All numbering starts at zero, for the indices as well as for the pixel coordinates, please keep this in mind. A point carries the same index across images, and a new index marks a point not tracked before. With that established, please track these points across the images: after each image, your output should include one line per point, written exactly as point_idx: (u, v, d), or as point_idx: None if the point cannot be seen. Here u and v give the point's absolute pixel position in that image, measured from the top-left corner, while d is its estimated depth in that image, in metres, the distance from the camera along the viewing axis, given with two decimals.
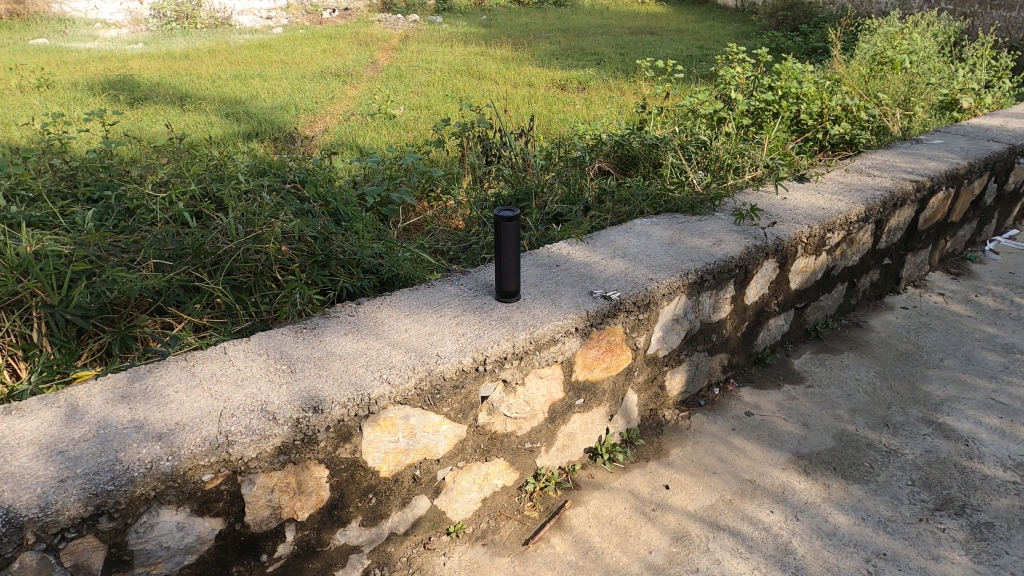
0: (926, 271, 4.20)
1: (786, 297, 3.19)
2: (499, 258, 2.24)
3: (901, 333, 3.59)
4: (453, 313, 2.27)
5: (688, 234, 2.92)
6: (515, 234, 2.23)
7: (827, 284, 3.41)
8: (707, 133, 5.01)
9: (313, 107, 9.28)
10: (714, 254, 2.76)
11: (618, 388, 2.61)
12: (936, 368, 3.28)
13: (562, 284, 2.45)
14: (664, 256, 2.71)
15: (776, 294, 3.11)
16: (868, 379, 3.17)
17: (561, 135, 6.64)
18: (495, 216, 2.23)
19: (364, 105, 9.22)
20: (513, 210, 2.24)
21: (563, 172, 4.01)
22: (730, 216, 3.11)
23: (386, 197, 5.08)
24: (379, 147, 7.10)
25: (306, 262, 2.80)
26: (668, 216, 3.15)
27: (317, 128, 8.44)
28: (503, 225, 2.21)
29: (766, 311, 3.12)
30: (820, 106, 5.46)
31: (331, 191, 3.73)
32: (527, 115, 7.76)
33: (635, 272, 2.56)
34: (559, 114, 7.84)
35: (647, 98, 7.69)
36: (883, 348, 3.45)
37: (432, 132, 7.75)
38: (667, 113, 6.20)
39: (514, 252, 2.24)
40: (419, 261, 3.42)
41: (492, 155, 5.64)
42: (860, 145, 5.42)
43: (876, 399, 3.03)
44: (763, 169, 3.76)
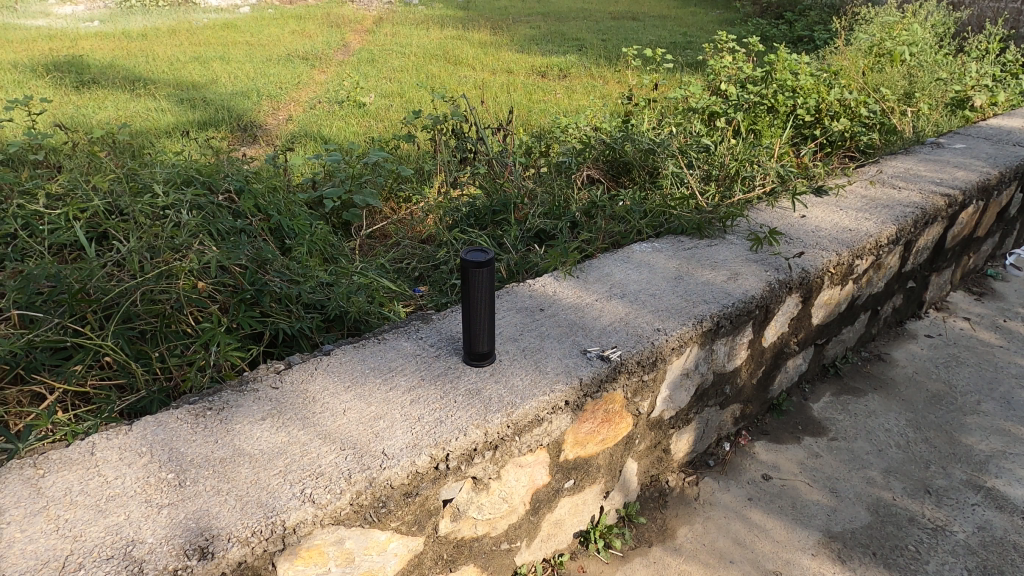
0: (948, 292, 3.78)
1: (807, 334, 2.73)
2: (469, 313, 1.72)
3: (929, 369, 3.16)
4: (408, 383, 1.75)
5: (697, 266, 2.43)
6: (488, 283, 1.71)
7: (851, 316, 2.95)
8: (704, 133, 4.52)
9: (277, 93, 8.61)
10: (731, 292, 2.27)
11: (615, 460, 2.13)
12: (974, 414, 2.86)
13: (547, 339, 1.96)
14: (671, 295, 2.22)
15: (796, 332, 2.65)
16: (900, 431, 2.74)
17: (542, 128, 6.09)
18: (462, 260, 1.70)
19: (332, 91, 8.58)
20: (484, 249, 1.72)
21: (546, 179, 3.49)
22: (745, 240, 2.63)
23: (347, 200, 4.51)
24: (346, 139, 6.49)
25: (231, 301, 2.27)
26: (672, 239, 2.66)
27: (280, 117, 7.79)
28: (473, 272, 1.68)
29: (785, 352, 2.66)
30: (824, 102, 5.01)
31: (273, 203, 3.16)
32: (504, 105, 7.19)
33: (637, 320, 2.07)
34: (540, 104, 7.28)
35: (633, 88, 7.18)
36: (911, 388, 3.02)
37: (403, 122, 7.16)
38: (656, 106, 5.69)
39: (488, 304, 1.73)
40: (377, 287, 2.89)
41: (467, 152, 5.10)
42: (864, 145, 4.99)
43: (911, 457, 2.60)
44: (775, 179, 3.28)
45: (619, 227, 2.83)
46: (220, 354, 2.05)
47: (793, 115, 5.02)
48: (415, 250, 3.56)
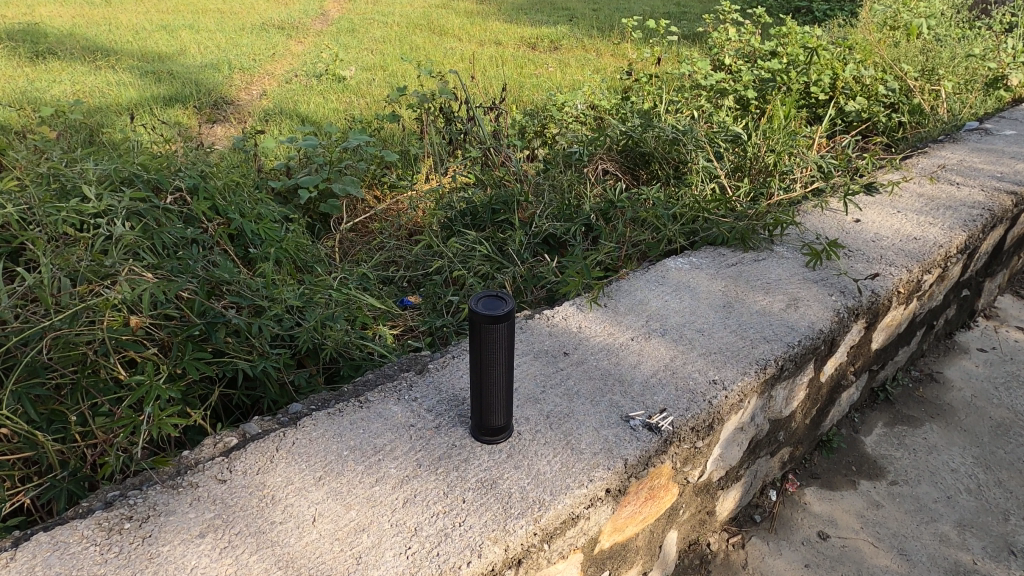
0: (996, 296, 3.38)
1: (865, 362, 2.33)
2: (482, 379, 1.29)
3: (989, 391, 2.79)
4: (401, 473, 1.32)
5: (748, 290, 2.01)
6: (507, 340, 1.28)
7: (909, 335, 2.56)
8: (719, 115, 4.05)
9: (250, 65, 7.97)
10: (793, 325, 1.86)
11: (656, 536, 1.72)
12: None
13: (577, 398, 1.53)
14: (723, 331, 1.80)
15: (855, 361, 2.25)
16: (968, 472, 2.37)
17: (537, 106, 5.59)
18: (470, 311, 1.26)
19: (309, 63, 7.96)
20: (500, 294, 1.29)
21: (553, 171, 3.03)
22: (799, 254, 2.20)
23: (324, 190, 4.02)
24: (323, 118, 5.94)
25: (176, 339, 1.82)
26: (711, 253, 2.24)
27: (254, 92, 7.18)
28: (488, 328, 1.25)
29: (842, 384, 2.26)
30: (838, 79, 4.55)
31: (235, 203, 2.67)
32: (493, 81, 6.63)
33: (687, 368, 1.65)
34: (532, 79, 6.76)
35: (634, 62, 6.68)
36: (973, 415, 2.65)
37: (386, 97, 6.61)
38: (661, 82, 5.20)
39: (506, 367, 1.31)
40: (359, 307, 2.44)
41: (457, 135, 4.61)
42: (888, 127, 4.58)
43: (986, 507, 2.24)
44: (818, 175, 2.85)
45: (645, 235, 2.39)
46: (153, 423, 1.57)
47: (806, 94, 4.57)
48: (403, 254, 3.10)
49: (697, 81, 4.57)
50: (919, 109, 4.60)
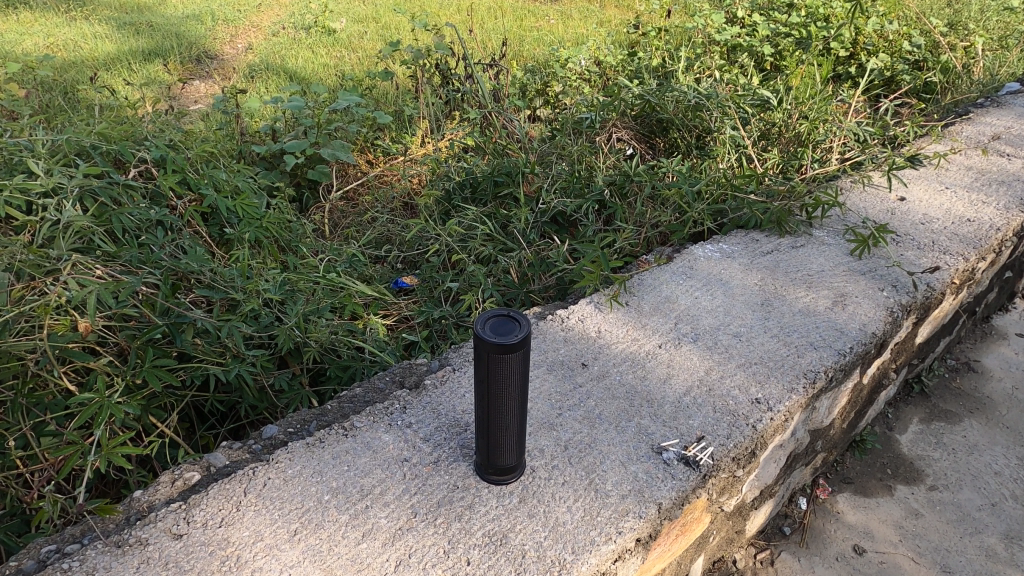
0: None
1: (908, 357, 2.11)
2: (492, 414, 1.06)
3: None
4: (392, 525, 1.10)
5: (788, 284, 1.77)
6: (520, 370, 1.05)
7: (952, 325, 2.33)
8: (738, 74, 3.72)
9: (234, 15, 7.49)
10: (843, 328, 1.62)
11: (683, 567, 1.53)
12: None
13: (599, 424, 1.30)
14: (764, 336, 1.57)
15: (899, 358, 2.03)
16: (1014, 477, 2.18)
17: (539, 62, 5.22)
18: (476, 336, 1.02)
19: (297, 14, 7.49)
20: (513, 312, 1.04)
21: (561, 139, 2.74)
22: (842, 240, 1.95)
23: (312, 155, 3.72)
24: (312, 74, 5.56)
25: (132, 343, 1.58)
26: (743, 238, 1.99)
27: (239, 45, 6.75)
28: (501, 358, 1.01)
29: (883, 384, 2.04)
30: (863, 34, 4.18)
31: (208, 176, 2.39)
32: (492, 35, 6.21)
33: (726, 384, 1.42)
34: (533, 32, 6.34)
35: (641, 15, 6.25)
36: (1016, 411, 2.44)
37: (379, 51, 6.20)
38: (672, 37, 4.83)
39: (520, 400, 1.08)
40: (348, 295, 2.20)
41: (454, 95, 4.28)
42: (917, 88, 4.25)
43: None
44: (855, 145, 2.57)
45: (667, 216, 2.13)
46: (102, 455, 1.33)
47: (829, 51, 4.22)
48: (397, 230, 2.84)
49: (713, 36, 4.22)
50: (950, 67, 4.22)
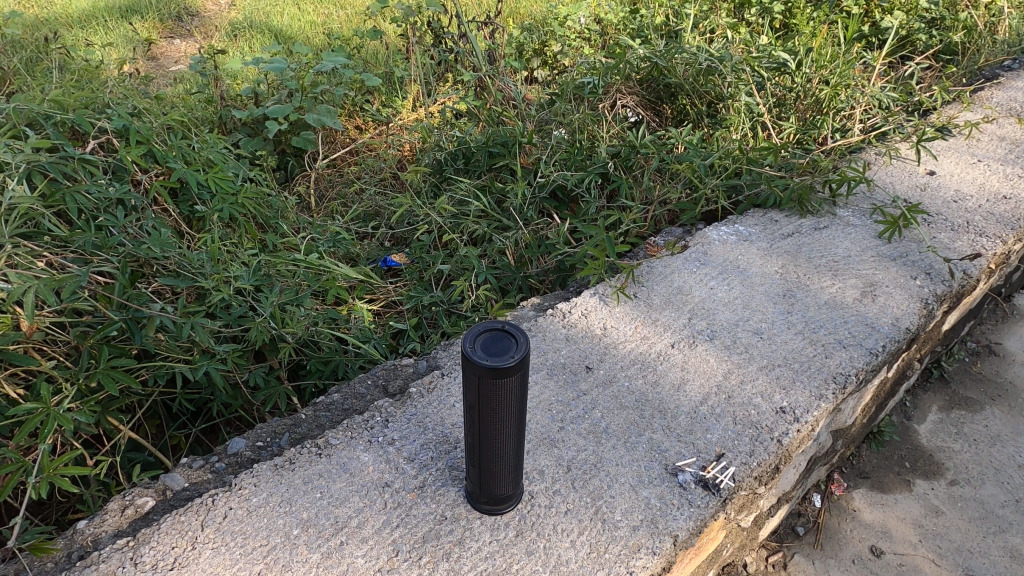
0: None
1: (934, 346, 1.96)
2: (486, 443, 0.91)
3: None
4: (370, 566, 0.96)
5: (811, 271, 1.61)
6: (517, 394, 0.89)
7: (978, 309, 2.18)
8: (749, 33, 3.47)
9: None
10: (874, 322, 1.47)
11: None
12: None
13: (606, 440, 1.16)
14: (787, 332, 1.41)
15: (925, 348, 1.88)
16: None
17: (537, 19, 4.92)
18: (465, 359, 0.85)
19: None
20: (509, 326, 0.88)
21: (561, 105, 2.53)
22: (870, 221, 1.79)
23: (296, 121, 3.51)
24: (298, 31, 5.26)
25: (83, 342, 1.42)
26: (761, 218, 1.81)
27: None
28: (496, 383, 0.85)
29: (906, 375, 1.90)
30: None
31: (178, 146, 2.20)
32: None
33: (747, 391, 1.27)
34: None
35: None
36: None
37: (369, 7, 5.88)
38: None
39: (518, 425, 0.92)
40: (330, 278, 2.04)
41: (447, 55, 4.02)
42: None
43: None
44: (879, 112, 2.38)
45: (677, 193, 1.96)
46: (43, 475, 1.20)
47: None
48: (386, 204, 2.65)
49: None
50: None
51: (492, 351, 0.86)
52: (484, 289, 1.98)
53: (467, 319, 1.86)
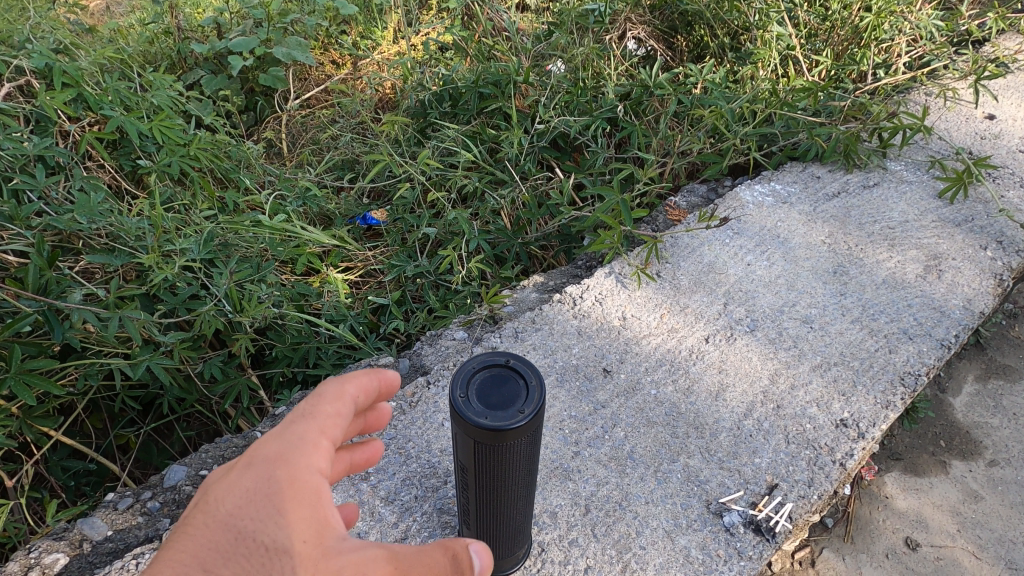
0: None
1: None
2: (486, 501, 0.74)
3: None
4: None
5: (864, 241, 1.36)
6: (530, 447, 0.73)
7: None
8: None
9: None
10: (943, 307, 1.23)
11: None
12: None
13: (632, 470, 0.94)
14: (842, 321, 1.18)
15: None
16: None
17: None
18: (467, 419, 0.68)
19: None
20: (510, 360, 0.71)
21: (562, 37, 2.20)
22: (927, 180, 1.53)
23: (263, 55, 3.14)
24: None
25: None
26: (802, 174, 1.55)
27: None
28: (501, 440, 0.68)
29: None
30: None
31: (113, 87, 1.87)
32: None
33: (801, 400, 1.05)
34: None
35: None
36: None
37: None
38: None
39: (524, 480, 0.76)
40: (298, 245, 1.77)
41: None
42: None
43: None
44: (928, 45, 2.07)
45: (700, 144, 1.68)
46: None
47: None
48: (364, 154, 2.35)
49: None
50: None
51: (491, 396, 0.70)
52: (477, 257, 1.73)
53: (457, 293, 1.61)
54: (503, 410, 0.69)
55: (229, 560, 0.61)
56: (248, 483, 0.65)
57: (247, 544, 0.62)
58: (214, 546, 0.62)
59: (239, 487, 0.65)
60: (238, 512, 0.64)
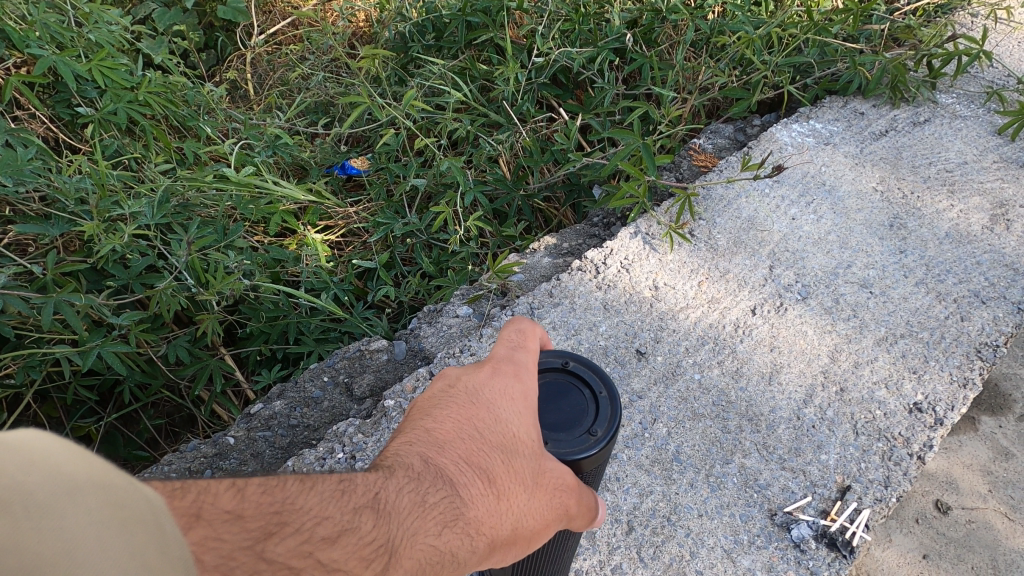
0: None
1: None
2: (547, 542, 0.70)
3: None
4: None
5: (920, 187, 1.19)
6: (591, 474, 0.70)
7: None
8: None
9: None
10: (1019, 263, 1.07)
11: None
12: None
13: (681, 475, 0.87)
14: (906, 284, 1.03)
15: None
16: None
17: None
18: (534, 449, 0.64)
19: None
20: (571, 365, 0.70)
21: None
22: (984, 115, 1.35)
23: None
24: None
25: None
26: (845, 111, 1.36)
27: None
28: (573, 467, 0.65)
29: None
30: None
31: (39, 20, 1.60)
32: None
33: (864, 384, 0.93)
34: None
35: None
36: None
37: None
38: None
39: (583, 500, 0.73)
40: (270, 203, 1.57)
41: None
42: None
43: None
44: None
45: (724, 79, 1.49)
46: None
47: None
48: (339, 95, 2.11)
49: None
50: None
51: (558, 411, 0.66)
52: (474, 213, 1.54)
53: (453, 255, 1.43)
54: (573, 430, 0.66)
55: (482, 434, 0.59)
56: (488, 371, 0.63)
57: (504, 430, 0.59)
58: (468, 421, 0.59)
59: (481, 376, 0.63)
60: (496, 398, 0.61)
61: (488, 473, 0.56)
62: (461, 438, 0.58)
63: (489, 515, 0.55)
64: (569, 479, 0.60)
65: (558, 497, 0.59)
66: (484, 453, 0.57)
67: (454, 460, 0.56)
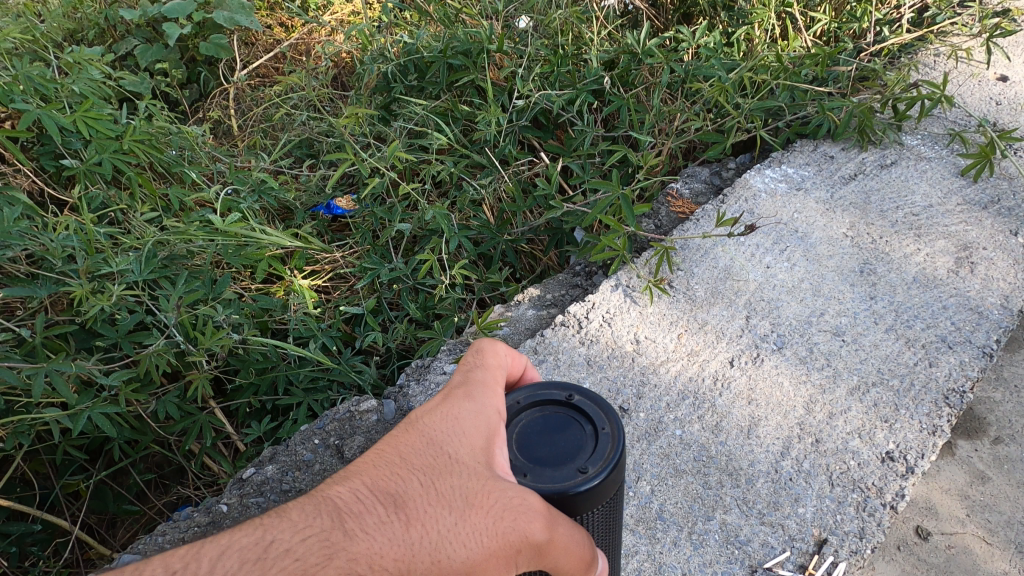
0: None
1: None
2: None
3: None
4: None
5: (888, 231, 1.24)
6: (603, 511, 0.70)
7: None
8: None
9: None
10: (982, 305, 1.12)
11: None
12: None
13: (665, 531, 0.90)
14: (876, 331, 1.07)
15: None
16: None
17: None
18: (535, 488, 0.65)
19: None
20: (575, 399, 0.70)
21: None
22: (946, 156, 1.41)
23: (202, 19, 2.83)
24: None
25: None
26: (815, 156, 1.42)
27: None
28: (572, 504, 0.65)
29: None
30: None
31: (23, 72, 1.61)
32: None
33: (838, 433, 0.97)
34: None
35: None
36: None
37: None
38: None
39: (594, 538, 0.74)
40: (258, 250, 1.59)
41: None
42: None
43: None
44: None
45: (699, 123, 1.54)
46: None
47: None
48: (324, 135, 2.14)
49: None
50: None
51: (550, 446, 0.67)
52: (459, 257, 1.57)
53: (439, 301, 1.46)
54: (569, 465, 0.66)
55: (411, 462, 0.61)
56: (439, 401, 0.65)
57: (434, 452, 0.61)
58: (397, 451, 0.61)
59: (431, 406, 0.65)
60: (435, 426, 0.63)
61: (396, 496, 0.57)
62: (383, 468, 0.60)
63: (392, 545, 0.54)
64: (536, 508, 0.58)
65: (501, 520, 0.57)
66: (401, 478, 0.59)
67: (366, 490, 0.58)
